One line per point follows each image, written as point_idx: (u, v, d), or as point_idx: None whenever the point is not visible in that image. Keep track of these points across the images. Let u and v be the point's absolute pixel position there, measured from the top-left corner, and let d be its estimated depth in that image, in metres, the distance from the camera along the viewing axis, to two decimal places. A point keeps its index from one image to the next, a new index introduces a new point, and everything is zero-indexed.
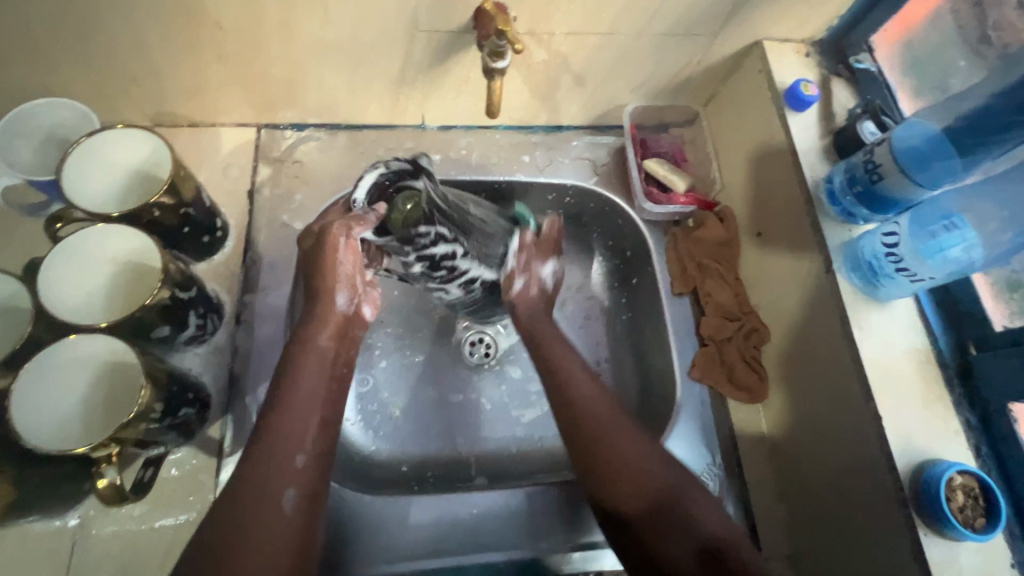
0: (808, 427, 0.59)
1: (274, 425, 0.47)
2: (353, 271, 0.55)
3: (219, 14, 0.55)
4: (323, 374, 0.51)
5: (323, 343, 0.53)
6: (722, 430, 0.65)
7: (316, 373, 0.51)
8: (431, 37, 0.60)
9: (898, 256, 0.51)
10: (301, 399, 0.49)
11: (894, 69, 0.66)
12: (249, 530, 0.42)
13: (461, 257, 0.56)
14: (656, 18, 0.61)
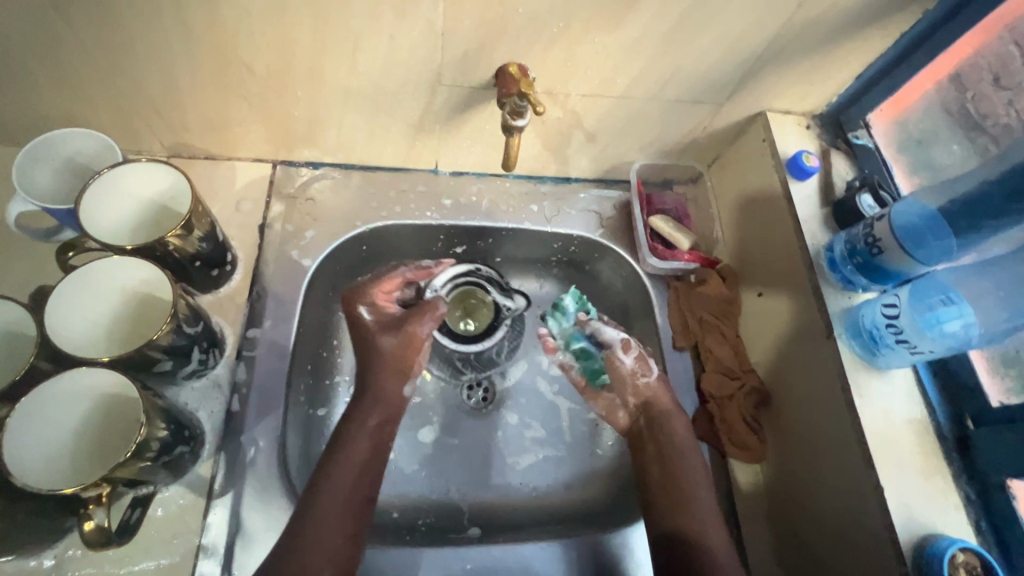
0: (808, 492, 0.59)
1: (321, 494, 0.54)
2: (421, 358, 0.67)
3: (250, 59, 0.57)
4: (369, 447, 0.59)
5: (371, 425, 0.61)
6: (721, 491, 0.64)
7: (362, 450, 0.59)
8: (452, 91, 0.63)
9: (899, 327, 0.52)
10: (348, 466, 0.56)
11: (890, 146, 0.70)
12: None
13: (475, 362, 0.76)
14: (667, 85, 0.64)
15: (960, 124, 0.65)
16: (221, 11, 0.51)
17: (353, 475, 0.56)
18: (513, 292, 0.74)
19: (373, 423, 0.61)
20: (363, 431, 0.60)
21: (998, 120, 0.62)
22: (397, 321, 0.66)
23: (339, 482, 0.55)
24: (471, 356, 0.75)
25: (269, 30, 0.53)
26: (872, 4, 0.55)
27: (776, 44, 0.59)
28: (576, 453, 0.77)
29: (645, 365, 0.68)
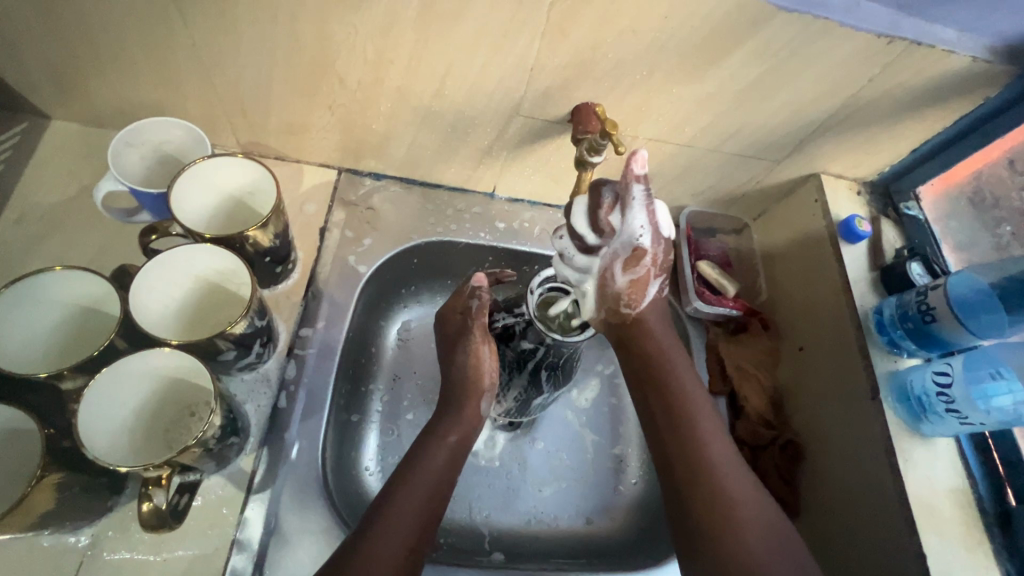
0: (845, 556, 0.59)
1: (396, 504, 0.52)
2: (491, 367, 0.63)
3: (345, 72, 0.60)
4: (444, 466, 0.57)
5: (452, 441, 0.59)
6: None
7: (438, 466, 0.57)
8: (528, 122, 0.65)
9: (950, 397, 0.54)
10: (423, 479, 0.55)
11: (940, 219, 0.72)
12: None
13: (546, 380, 0.66)
14: (732, 139, 0.67)
15: (981, 206, 0.70)
16: (332, 26, 0.54)
17: (425, 491, 0.54)
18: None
19: (453, 440, 0.59)
20: (443, 447, 0.58)
21: (1011, 203, 0.68)
22: (461, 331, 0.64)
23: (411, 498, 0.53)
24: (558, 368, 0.65)
25: (370, 49, 0.56)
26: (938, 87, 0.59)
27: (842, 112, 0.62)
28: (598, 486, 0.77)
29: (638, 293, 0.58)
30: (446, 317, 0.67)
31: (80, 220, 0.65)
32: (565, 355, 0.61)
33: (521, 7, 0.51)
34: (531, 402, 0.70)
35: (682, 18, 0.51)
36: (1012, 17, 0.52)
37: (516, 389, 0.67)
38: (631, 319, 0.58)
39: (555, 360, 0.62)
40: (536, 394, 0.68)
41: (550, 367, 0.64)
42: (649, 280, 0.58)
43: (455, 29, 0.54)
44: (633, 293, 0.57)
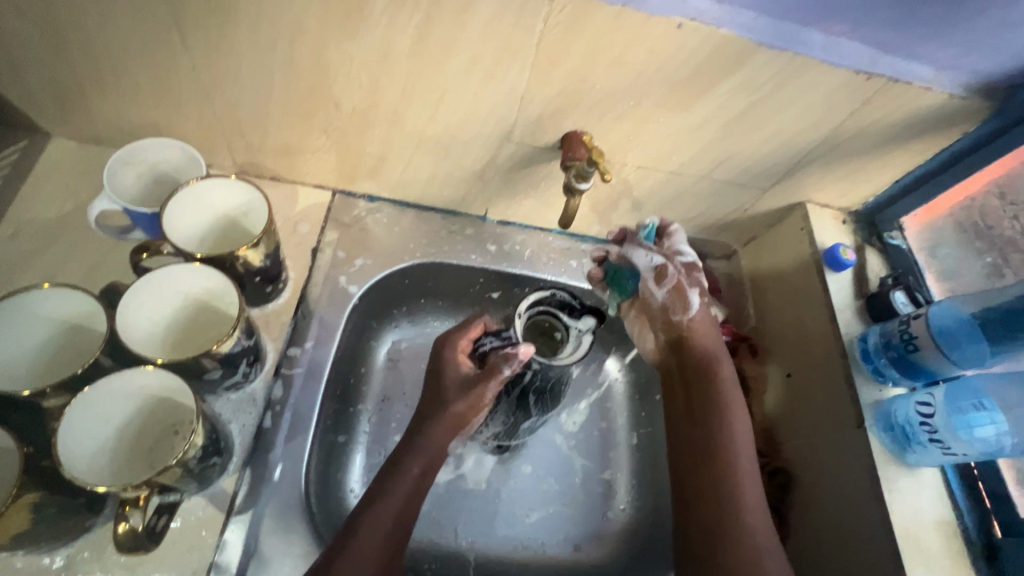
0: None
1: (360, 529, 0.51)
2: (475, 416, 0.60)
3: (340, 97, 0.61)
4: (407, 496, 0.54)
5: (414, 475, 0.55)
6: None
7: (402, 498, 0.54)
8: (519, 148, 0.67)
9: (933, 427, 0.54)
10: (387, 505, 0.53)
11: (922, 249, 0.73)
12: None
13: (535, 404, 0.66)
14: (719, 167, 0.68)
15: (972, 235, 0.70)
16: (329, 54, 0.56)
17: (388, 522, 0.52)
18: (581, 314, 0.60)
19: (416, 472, 0.56)
20: (406, 479, 0.55)
21: (1004, 232, 0.68)
22: (462, 376, 0.59)
23: (378, 522, 0.52)
24: (547, 391, 0.64)
25: (366, 76, 0.58)
26: (918, 121, 0.60)
27: (826, 144, 0.64)
28: (587, 511, 0.76)
29: (681, 300, 0.65)
30: (439, 358, 0.62)
31: (74, 237, 0.66)
32: (551, 377, 0.62)
33: (512, 38, 0.53)
34: (519, 426, 0.70)
35: (669, 52, 0.53)
36: (986, 56, 0.54)
37: (504, 415, 0.66)
38: (684, 327, 0.65)
39: (541, 384, 0.62)
40: (524, 417, 0.68)
41: (536, 390, 0.63)
42: (689, 286, 0.66)
43: (448, 59, 0.55)
44: (677, 300, 0.66)
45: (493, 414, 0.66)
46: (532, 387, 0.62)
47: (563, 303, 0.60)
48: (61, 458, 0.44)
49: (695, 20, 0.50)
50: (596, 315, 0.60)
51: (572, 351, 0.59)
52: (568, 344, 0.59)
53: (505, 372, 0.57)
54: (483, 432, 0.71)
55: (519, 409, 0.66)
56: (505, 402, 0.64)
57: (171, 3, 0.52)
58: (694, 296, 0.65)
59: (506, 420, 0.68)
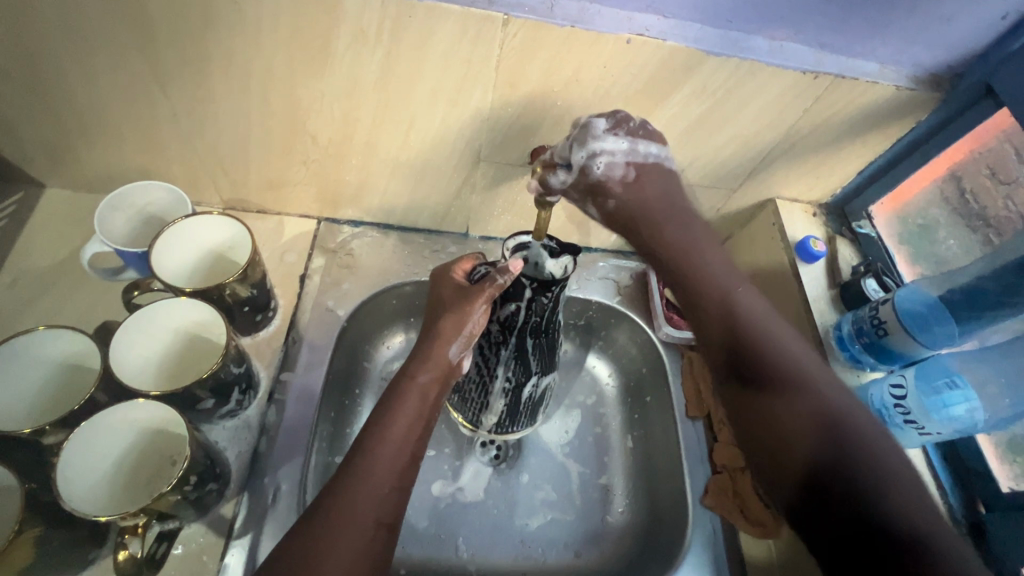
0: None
1: (369, 442, 0.52)
2: (475, 331, 0.58)
3: (316, 131, 0.64)
4: (419, 411, 0.55)
5: (423, 382, 0.56)
6: (731, 559, 0.68)
7: (411, 410, 0.55)
8: (491, 166, 0.69)
9: (907, 408, 0.55)
10: (398, 414, 0.54)
11: (892, 236, 0.76)
12: (331, 546, 0.45)
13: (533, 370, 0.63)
14: (685, 172, 0.70)
15: (964, 215, 0.70)
16: (301, 90, 0.59)
17: (405, 426, 0.53)
18: (558, 254, 0.57)
19: (423, 380, 0.56)
20: (413, 387, 0.56)
21: (999, 213, 0.67)
22: (453, 296, 0.58)
23: (392, 425, 0.53)
24: (544, 339, 0.61)
25: (338, 109, 0.61)
26: (871, 114, 0.62)
27: (785, 143, 0.66)
28: (586, 516, 0.76)
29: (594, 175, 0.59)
30: (433, 287, 0.62)
31: (70, 282, 0.69)
32: (543, 323, 0.60)
33: (470, 65, 0.56)
34: (523, 391, 0.65)
35: (622, 67, 0.56)
36: (926, 49, 0.57)
37: (506, 368, 0.62)
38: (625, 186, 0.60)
39: (533, 334, 0.60)
40: (527, 377, 0.64)
41: (530, 343, 0.61)
42: (586, 189, 0.60)
43: (413, 87, 0.58)
44: (610, 172, 0.59)
45: (496, 364, 0.62)
46: (524, 340, 0.60)
47: (545, 245, 0.57)
48: (62, 494, 0.46)
49: (642, 36, 0.53)
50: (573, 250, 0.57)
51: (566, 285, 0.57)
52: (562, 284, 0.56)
53: (500, 283, 0.55)
54: (487, 413, 0.67)
55: (522, 371, 0.63)
56: (507, 348, 0.61)
57: (148, 54, 0.55)
58: (603, 142, 0.57)
59: (508, 377, 0.63)
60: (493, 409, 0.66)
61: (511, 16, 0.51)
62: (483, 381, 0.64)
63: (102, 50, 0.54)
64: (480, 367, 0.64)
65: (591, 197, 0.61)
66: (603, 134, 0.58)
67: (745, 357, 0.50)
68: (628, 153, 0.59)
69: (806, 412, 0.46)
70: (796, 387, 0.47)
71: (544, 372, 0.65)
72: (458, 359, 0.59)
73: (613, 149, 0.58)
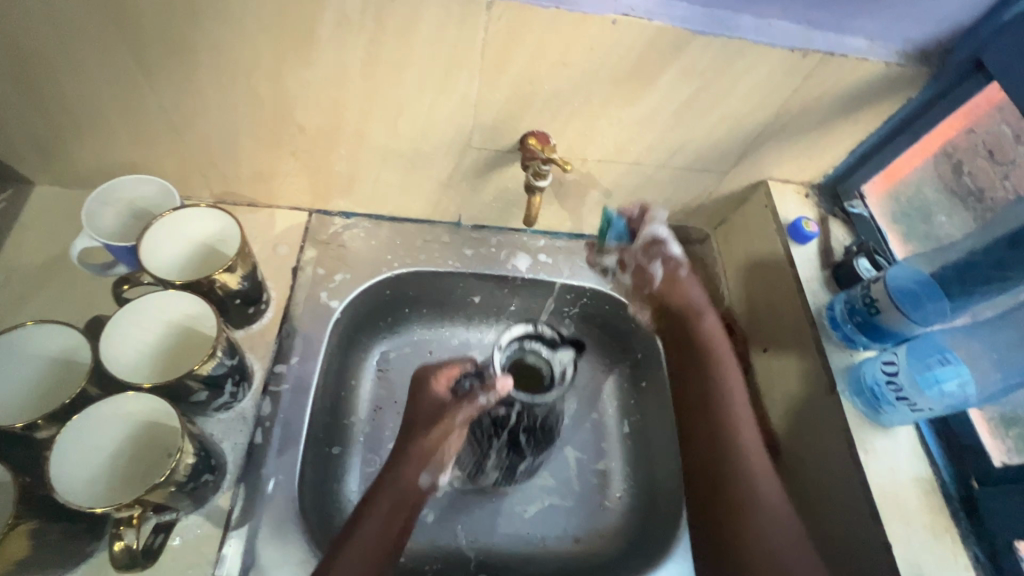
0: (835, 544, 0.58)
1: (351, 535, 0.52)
2: (455, 447, 0.59)
3: (303, 121, 0.64)
4: (403, 506, 0.55)
5: (410, 479, 0.56)
6: None
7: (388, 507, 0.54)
8: (481, 154, 0.69)
9: (899, 385, 0.55)
10: (389, 492, 0.55)
11: (886, 215, 0.75)
12: None
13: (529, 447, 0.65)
14: (677, 155, 0.70)
15: (961, 198, 0.70)
16: (287, 80, 0.58)
17: (383, 519, 0.53)
18: (560, 346, 0.64)
19: (406, 482, 0.56)
20: (389, 491, 0.55)
21: (998, 195, 0.66)
22: (440, 407, 0.59)
23: (376, 516, 0.53)
24: (539, 427, 0.63)
25: (325, 98, 0.60)
26: (862, 91, 0.62)
27: (776, 123, 0.66)
28: (584, 502, 0.77)
29: (648, 255, 0.73)
30: (415, 390, 0.61)
31: (63, 278, 0.69)
32: (534, 424, 0.62)
33: (456, 50, 0.55)
34: (516, 468, 0.68)
35: (608, 48, 0.55)
36: (915, 23, 0.56)
37: (498, 454, 0.65)
38: (663, 279, 0.72)
39: (524, 433, 0.63)
40: (520, 460, 0.67)
41: (522, 437, 0.63)
42: (649, 262, 0.73)
43: (399, 75, 0.58)
44: (646, 252, 0.73)
45: (488, 453, 0.64)
46: (514, 438, 0.63)
47: (548, 338, 0.64)
48: (51, 478, 0.47)
49: (627, 16, 0.52)
50: (575, 345, 0.64)
51: (559, 384, 0.61)
52: (555, 379, 0.62)
53: (481, 402, 0.57)
54: (483, 475, 0.69)
55: (514, 453, 0.65)
56: (499, 439, 0.63)
57: (132, 47, 0.54)
58: (658, 231, 0.72)
59: (501, 463, 0.66)
60: (489, 474, 0.69)
61: None
62: (476, 458, 0.66)
63: (84, 45, 0.54)
64: (473, 454, 0.66)
65: (653, 256, 0.72)
66: (656, 231, 0.72)
67: (703, 453, 0.63)
68: (671, 242, 0.73)
69: (739, 514, 0.58)
70: (753, 481, 0.59)
71: (536, 454, 0.68)
72: (430, 488, 0.58)
73: (673, 255, 0.72)
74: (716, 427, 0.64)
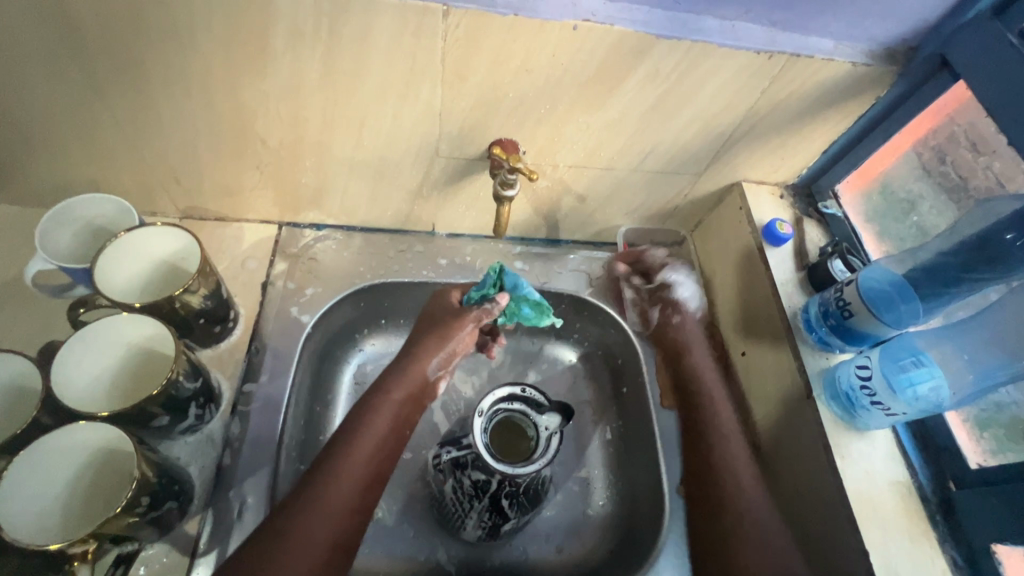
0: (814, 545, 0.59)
1: (343, 448, 0.55)
2: (458, 349, 0.66)
3: (264, 134, 0.62)
4: (392, 425, 0.58)
5: (396, 398, 0.60)
6: None
7: (385, 424, 0.58)
8: (449, 162, 0.68)
9: (872, 389, 0.55)
10: (370, 437, 0.56)
11: (859, 214, 0.75)
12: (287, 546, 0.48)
13: (512, 514, 0.62)
14: (648, 159, 0.69)
15: (945, 188, 0.68)
16: (243, 92, 0.57)
17: (378, 441, 0.56)
18: (547, 410, 0.59)
19: (397, 396, 0.60)
20: (388, 402, 0.60)
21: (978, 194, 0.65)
22: (415, 345, 0.64)
23: (370, 434, 0.56)
24: (521, 491, 0.59)
25: (285, 110, 0.59)
26: (830, 91, 0.61)
27: (747, 124, 0.65)
28: (568, 511, 0.75)
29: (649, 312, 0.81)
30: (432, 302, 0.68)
31: (22, 300, 0.67)
32: (516, 490, 0.59)
33: (415, 58, 0.54)
34: (501, 528, 0.64)
35: (571, 54, 0.54)
36: (880, 22, 0.56)
37: (479, 515, 0.61)
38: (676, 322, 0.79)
39: (506, 498, 0.59)
40: (504, 521, 0.62)
41: (505, 499, 0.59)
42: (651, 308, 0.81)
43: (359, 85, 0.57)
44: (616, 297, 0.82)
45: (467, 511, 0.61)
46: (497, 500, 0.59)
47: (536, 398, 0.61)
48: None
49: (588, 21, 0.51)
50: (563, 413, 0.58)
51: (541, 453, 0.57)
52: (537, 447, 0.58)
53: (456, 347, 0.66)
54: (464, 532, 0.65)
55: (495, 514, 0.61)
56: (479, 502, 0.60)
57: (79, 64, 0.52)
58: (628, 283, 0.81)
59: (483, 520, 0.62)
60: (468, 531, 0.65)
61: (451, 7, 0.49)
62: (456, 516, 0.63)
63: (31, 63, 0.52)
64: (455, 504, 0.62)
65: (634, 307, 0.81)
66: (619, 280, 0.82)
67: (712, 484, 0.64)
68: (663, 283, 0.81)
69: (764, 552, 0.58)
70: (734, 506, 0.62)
71: (519, 519, 0.64)
72: (437, 374, 0.65)
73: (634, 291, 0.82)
74: (718, 463, 0.65)
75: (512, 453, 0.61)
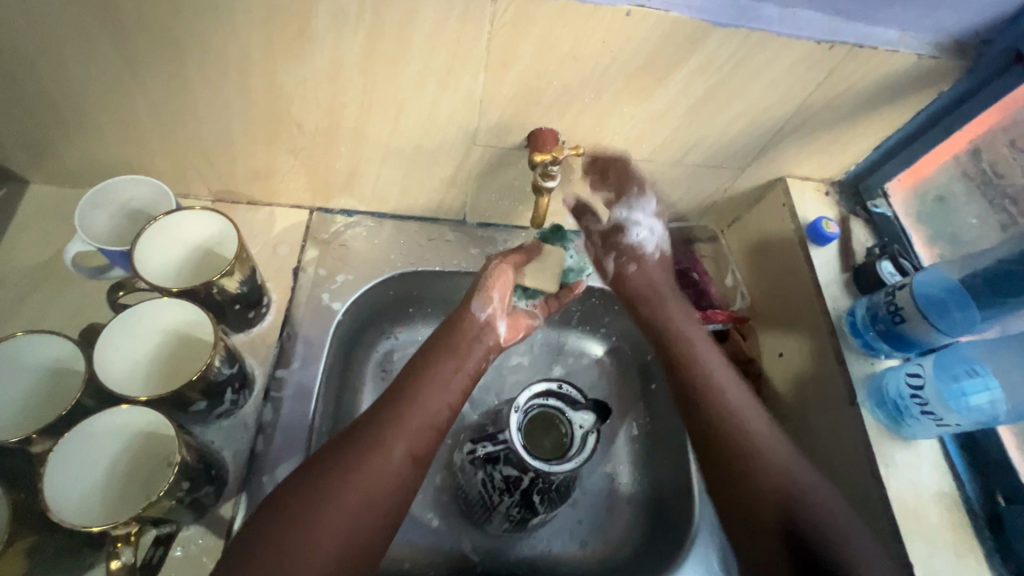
0: None
1: (411, 395, 0.56)
2: (502, 296, 0.64)
3: (302, 119, 0.61)
4: (457, 371, 0.59)
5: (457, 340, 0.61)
6: None
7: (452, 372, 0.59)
8: (486, 151, 0.66)
9: (924, 399, 0.53)
10: (435, 380, 0.58)
11: (911, 214, 0.72)
12: (343, 482, 0.49)
13: (539, 511, 0.61)
14: (691, 151, 0.67)
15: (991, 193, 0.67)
16: (281, 75, 0.56)
17: (442, 383, 0.58)
18: (581, 408, 0.58)
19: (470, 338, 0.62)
20: (452, 348, 0.61)
21: None
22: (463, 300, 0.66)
23: (439, 379, 0.58)
24: (553, 488, 0.59)
25: (323, 95, 0.58)
26: (890, 85, 0.58)
27: (798, 117, 0.62)
28: (595, 509, 0.74)
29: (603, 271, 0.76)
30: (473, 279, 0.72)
31: (58, 282, 0.67)
32: (546, 488, 0.59)
33: (460, 45, 0.52)
34: (528, 522, 0.63)
35: (621, 42, 0.52)
36: (951, 12, 0.52)
37: (508, 510, 0.61)
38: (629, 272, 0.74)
39: (535, 495, 0.59)
40: (533, 515, 0.62)
41: (535, 496, 0.59)
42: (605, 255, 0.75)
43: (400, 70, 0.55)
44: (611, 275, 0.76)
45: (495, 505, 0.61)
46: (525, 497, 0.59)
47: (571, 396, 0.60)
48: (47, 487, 0.46)
49: (643, 7, 0.49)
50: (598, 411, 0.58)
51: (577, 451, 0.57)
52: (573, 445, 0.57)
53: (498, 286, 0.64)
54: (490, 524, 0.65)
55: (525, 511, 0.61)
56: (510, 497, 0.59)
57: (118, 42, 0.52)
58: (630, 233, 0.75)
59: (512, 515, 0.62)
60: (494, 523, 0.64)
61: None
62: (484, 508, 0.63)
63: (71, 43, 0.51)
64: (484, 497, 0.62)
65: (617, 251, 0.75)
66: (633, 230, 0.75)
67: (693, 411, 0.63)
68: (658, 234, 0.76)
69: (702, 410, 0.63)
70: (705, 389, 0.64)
71: (547, 514, 0.63)
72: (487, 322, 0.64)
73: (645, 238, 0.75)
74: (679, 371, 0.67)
75: (542, 449, 0.60)
